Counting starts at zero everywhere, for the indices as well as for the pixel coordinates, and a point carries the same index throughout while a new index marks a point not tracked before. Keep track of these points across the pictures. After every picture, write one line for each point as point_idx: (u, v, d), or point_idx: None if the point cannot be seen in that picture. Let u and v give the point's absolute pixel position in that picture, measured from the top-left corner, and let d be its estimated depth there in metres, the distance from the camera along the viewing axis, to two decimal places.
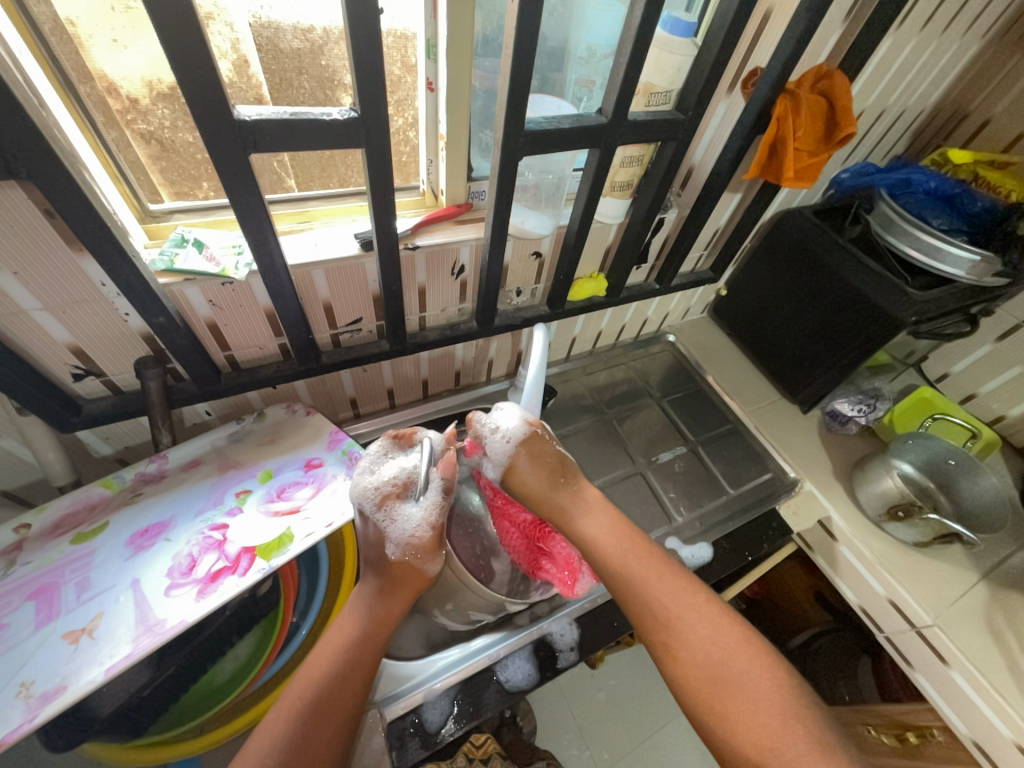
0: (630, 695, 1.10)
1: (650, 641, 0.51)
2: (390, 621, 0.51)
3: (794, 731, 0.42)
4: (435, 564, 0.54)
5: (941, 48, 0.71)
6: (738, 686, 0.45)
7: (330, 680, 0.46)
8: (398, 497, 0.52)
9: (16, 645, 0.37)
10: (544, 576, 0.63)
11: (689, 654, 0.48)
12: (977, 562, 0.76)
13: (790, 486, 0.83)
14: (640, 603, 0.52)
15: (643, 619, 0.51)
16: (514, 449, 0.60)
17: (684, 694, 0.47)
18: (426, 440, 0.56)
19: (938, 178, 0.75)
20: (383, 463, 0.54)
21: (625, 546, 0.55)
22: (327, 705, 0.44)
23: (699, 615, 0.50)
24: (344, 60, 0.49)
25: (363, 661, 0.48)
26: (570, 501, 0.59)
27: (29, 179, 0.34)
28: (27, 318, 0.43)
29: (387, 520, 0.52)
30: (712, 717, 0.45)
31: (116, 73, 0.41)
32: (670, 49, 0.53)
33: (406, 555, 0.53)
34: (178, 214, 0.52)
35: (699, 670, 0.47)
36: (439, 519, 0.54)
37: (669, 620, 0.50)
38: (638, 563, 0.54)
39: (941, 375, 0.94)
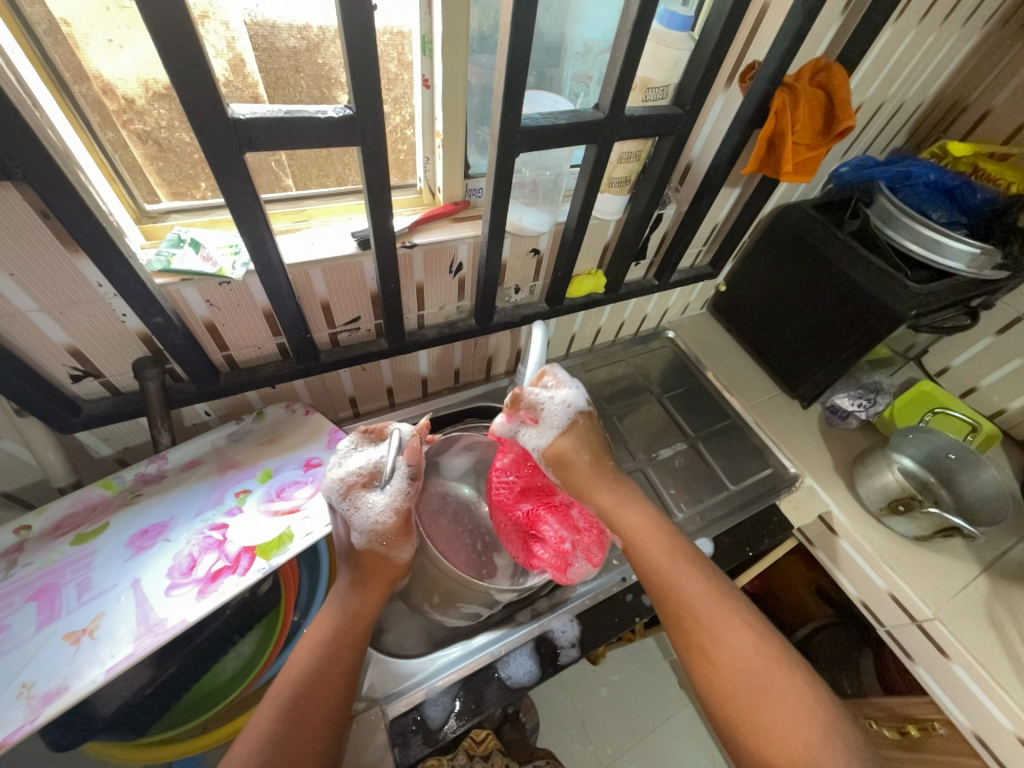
0: (632, 691, 1.10)
1: (687, 645, 0.50)
2: (364, 615, 0.51)
3: (833, 748, 0.42)
4: (406, 551, 0.54)
5: (940, 39, 0.70)
6: (777, 696, 0.45)
7: (308, 678, 0.45)
8: (363, 486, 0.51)
9: (18, 645, 0.37)
10: (537, 564, 0.61)
11: (728, 660, 0.48)
12: (978, 556, 0.76)
13: (791, 481, 0.83)
14: (680, 605, 0.51)
15: (682, 623, 0.51)
16: (572, 416, 0.62)
17: (719, 701, 0.47)
18: (395, 428, 0.54)
19: (937, 171, 0.74)
20: (350, 455, 0.53)
21: (670, 547, 0.55)
22: (307, 703, 0.44)
23: (740, 623, 0.50)
24: (340, 58, 0.49)
25: (342, 657, 0.48)
26: (614, 483, 0.60)
27: (25, 180, 0.34)
28: (25, 319, 0.43)
29: (350, 510, 0.50)
30: (747, 724, 0.45)
31: (112, 73, 0.41)
32: (667, 44, 0.52)
33: (373, 543, 0.52)
34: (175, 214, 0.52)
35: (737, 677, 0.47)
36: (405, 504, 0.53)
37: (709, 624, 0.50)
38: (683, 567, 0.53)
39: (941, 369, 0.93)
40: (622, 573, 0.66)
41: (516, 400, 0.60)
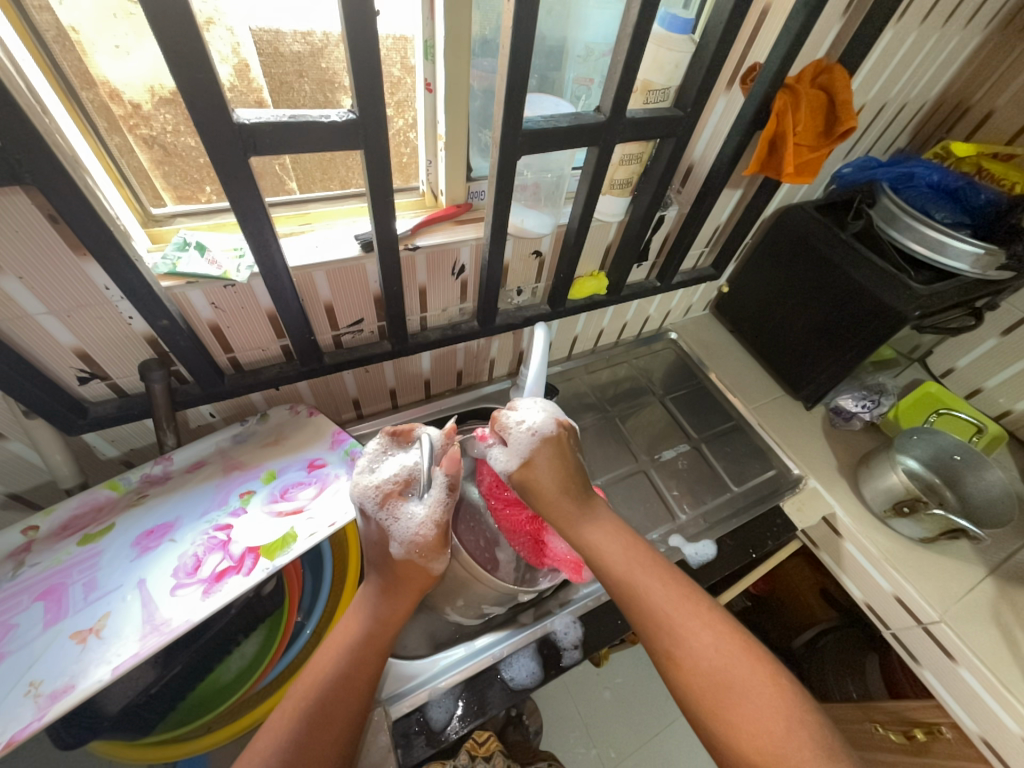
0: (637, 693, 1.10)
1: (653, 650, 0.49)
2: (394, 622, 0.50)
3: (799, 739, 0.41)
4: (441, 562, 0.52)
5: (943, 39, 0.70)
6: (741, 692, 0.44)
7: (333, 681, 0.45)
8: (400, 495, 0.51)
9: (25, 644, 0.38)
10: (549, 564, 0.63)
11: (692, 660, 0.46)
12: (984, 558, 0.75)
13: (794, 483, 0.83)
14: (641, 609, 0.50)
15: (646, 627, 0.50)
16: (537, 444, 0.58)
17: (689, 704, 0.46)
18: (425, 435, 0.55)
19: (940, 171, 0.74)
20: (383, 462, 0.53)
21: (629, 554, 0.54)
22: (329, 708, 0.44)
23: (702, 622, 0.49)
24: (343, 63, 0.49)
25: (367, 663, 0.47)
26: (579, 509, 0.57)
27: (34, 184, 0.34)
28: (33, 322, 0.43)
29: (389, 521, 0.50)
30: (716, 724, 0.44)
31: (119, 79, 0.42)
32: (668, 46, 0.52)
33: (412, 554, 0.51)
34: (181, 217, 0.52)
35: (703, 679, 0.45)
36: (443, 515, 0.52)
37: (673, 628, 0.48)
38: (644, 572, 0.52)
39: (946, 370, 0.93)
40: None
41: (494, 418, 0.61)
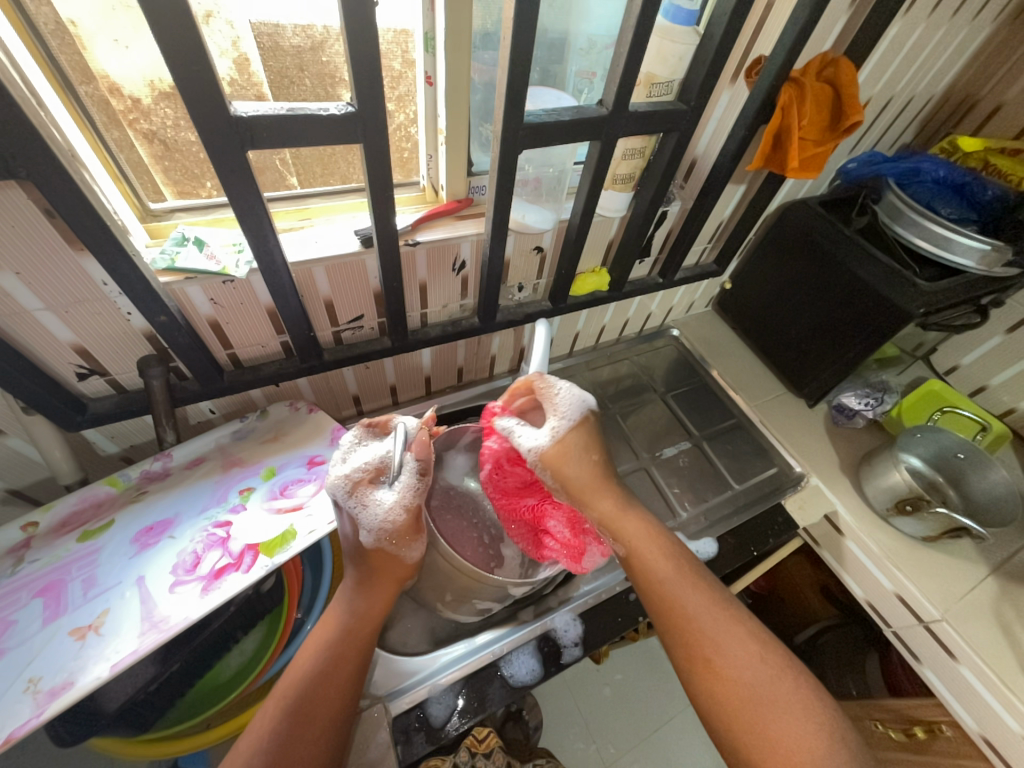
0: (636, 690, 1.10)
1: (689, 656, 0.48)
2: (371, 616, 0.50)
3: (840, 754, 0.41)
4: (415, 549, 0.53)
5: (951, 31, 0.69)
6: (783, 705, 0.44)
7: (312, 679, 0.45)
8: (370, 482, 0.50)
9: (25, 640, 0.38)
10: (550, 557, 0.62)
11: (734, 670, 0.46)
12: (986, 557, 0.75)
13: (796, 481, 0.82)
14: (680, 614, 0.50)
15: (683, 632, 0.49)
16: (585, 409, 0.58)
17: (723, 712, 0.45)
18: (400, 423, 0.53)
19: (947, 167, 0.74)
20: (355, 450, 0.52)
21: (672, 557, 0.54)
22: (310, 706, 0.44)
23: (743, 632, 0.48)
24: (343, 56, 0.49)
25: (347, 658, 0.47)
26: (617, 494, 0.57)
27: (29, 179, 0.34)
28: (30, 318, 0.43)
29: (360, 509, 0.49)
30: (754, 734, 0.43)
31: (118, 74, 0.41)
32: (671, 38, 0.51)
33: (382, 542, 0.50)
34: (179, 212, 0.52)
35: (743, 689, 0.45)
36: (415, 501, 0.51)
37: (715, 635, 0.48)
38: (684, 577, 0.52)
39: (950, 368, 0.92)
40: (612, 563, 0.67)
41: (533, 383, 0.59)
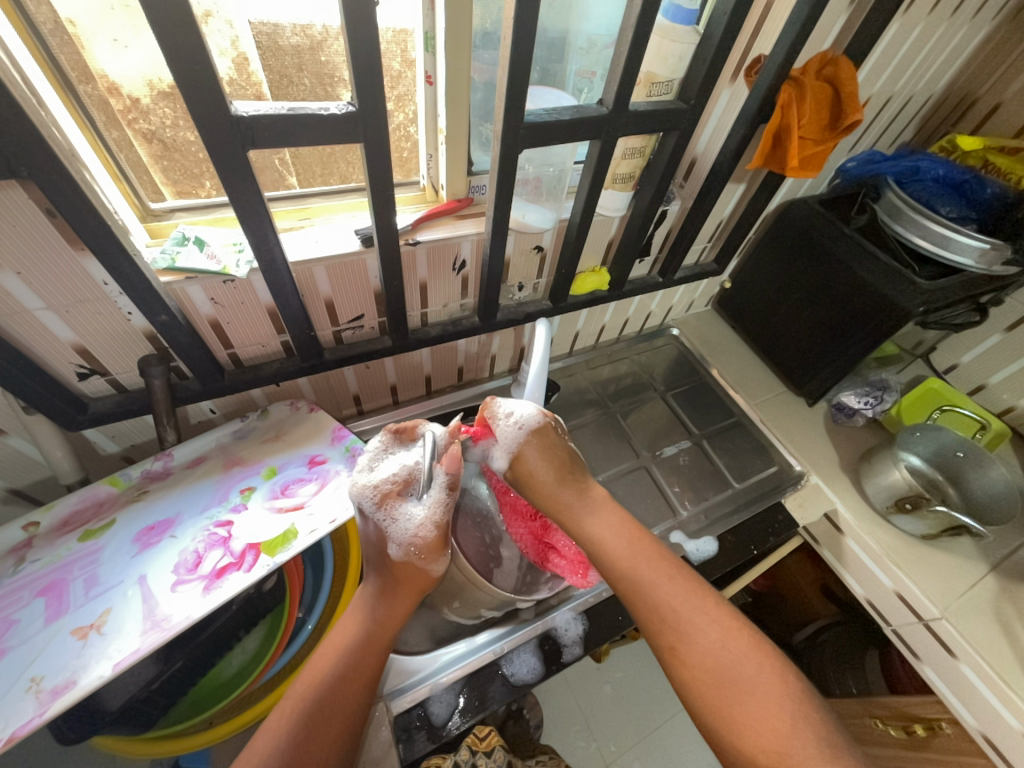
0: (636, 688, 1.10)
1: (656, 645, 0.49)
2: (392, 623, 0.50)
3: (803, 736, 0.41)
4: (441, 564, 0.53)
5: (950, 30, 0.69)
6: (748, 689, 0.44)
7: (331, 683, 0.45)
8: (398, 495, 0.50)
9: (27, 640, 0.38)
10: (553, 569, 0.63)
11: (698, 657, 0.46)
12: (986, 555, 0.75)
13: (796, 479, 0.82)
14: (642, 603, 0.50)
15: (650, 621, 0.49)
16: (525, 436, 0.57)
17: (690, 698, 0.46)
18: (429, 433, 0.53)
19: (945, 165, 0.74)
20: (383, 461, 0.52)
21: (634, 546, 0.53)
22: (327, 708, 0.44)
23: (706, 617, 0.48)
24: (342, 56, 0.49)
25: (365, 663, 0.47)
26: (577, 498, 0.56)
27: (30, 178, 0.34)
28: (32, 317, 0.43)
29: (391, 523, 0.50)
30: (720, 721, 0.44)
31: (118, 73, 0.41)
32: (672, 38, 0.52)
33: (410, 555, 0.51)
34: (180, 211, 0.52)
35: (708, 677, 0.45)
36: (443, 516, 0.52)
37: (678, 624, 0.48)
38: (648, 566, 0.51)
39: (949, 366, 0.92)
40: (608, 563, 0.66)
41: (482, 411, 0.58)
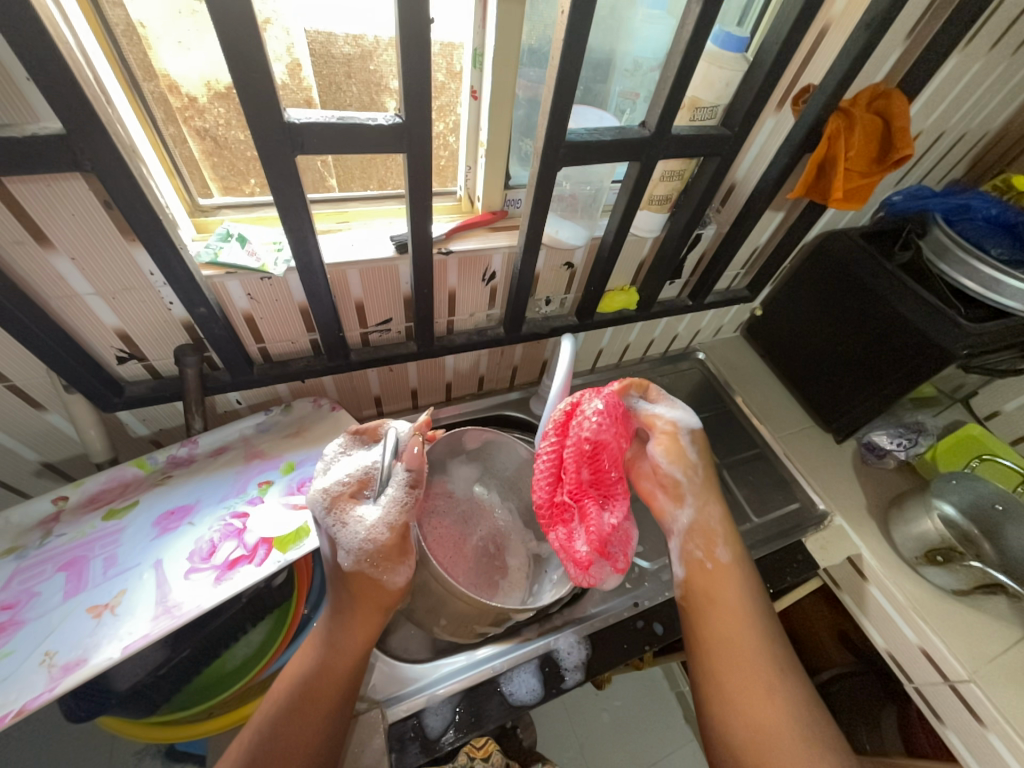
0: (635, 719, 1.07)
1: (740, 679, 0.50)
2: (347, 647, 0.47)
3: None
4: (398, 575, 0.49)
5: (1011, 68, 0.67)
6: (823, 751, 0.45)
7: (282, 713, 0.44)
8: (352, 497, 0.47)
9: (45, 613, 0.39)
10: (559, 539, 0.51)
11: (761, 660, 0.51)
12: (1022, 618, 0.70)
13: (819, 520, 0.79)
14: (722, 601, 0.55)
15: (741, 655, 0.51)
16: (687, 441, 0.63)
17: (760, 738, 0.47)
18: (390, 430, 0.50)
19: (999, 205, 0.70)
20: (339, 462, 0.49)
21: (747, 589, 0.56)
22: (279, 740, 0.43)
23: (775, 634, 0.54)
24: (391, 66, 0.50)
25: (317, 692, 0.45)
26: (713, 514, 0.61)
27: (92, 171, 0.35)
28: (81, 301, 0.45)
29: (340, 527, 0.45)
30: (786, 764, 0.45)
31: (177, 73, 0.44)
32: (720, 64, 0.51)
33: (362, 565, 0.47)
34: (226, 209, 0.54)
35: (788, 723, 0.47)
36: (401, 519, 0.47)
37: (771, 666, 0.51)
38: (755, 610, 0.55)
39: (990, 413, 0.88)
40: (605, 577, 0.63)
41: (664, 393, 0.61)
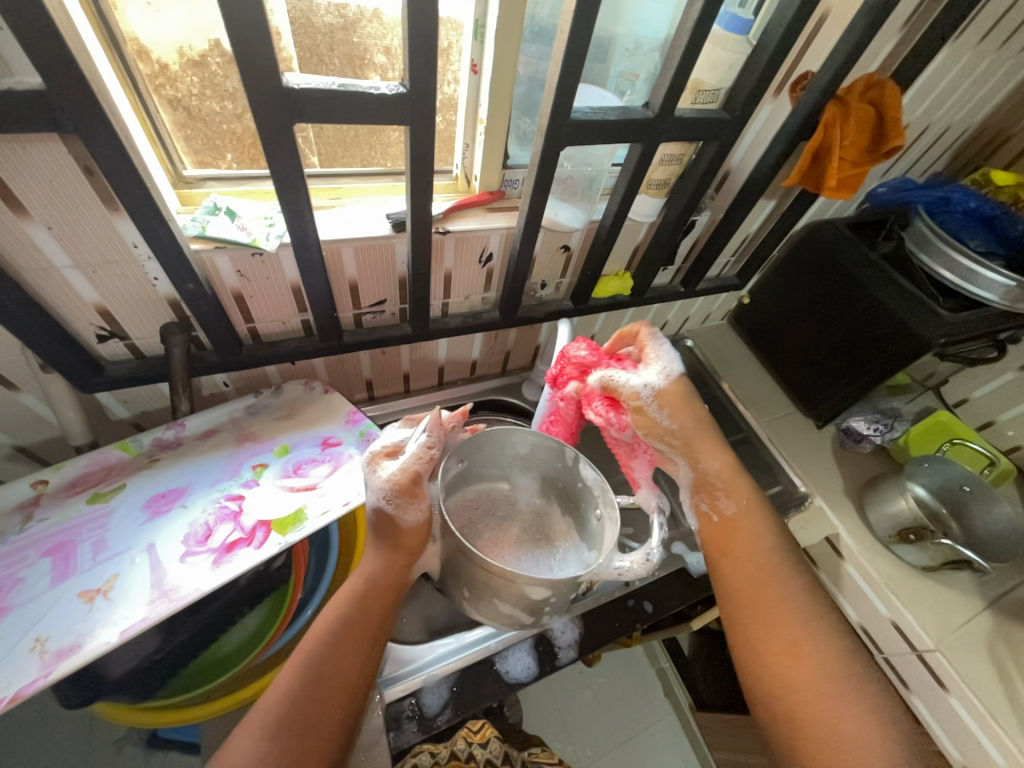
0: (616, 694, 1.11)
1: (768, 636, 0.45)
2: (390, 580, 0.47)
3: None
4: (416, 514, 0.47)
5: (996, 63, 0.69)
6: (868, 706, 0.41)
7: (330, 642, 0.43)
8: (384, 456, 0.50)
9: (32, 599, 0.37)
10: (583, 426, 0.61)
11: (819, 662, 0.43)
12: (983, 591, 0.75)
13: (800, 501, 0.80)
14: (762, 594, 0.48)
15: (767, 607, 0.47)
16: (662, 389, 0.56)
17: (798, 695, 0.42)
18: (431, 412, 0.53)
19: (977, 199, 0.73)
20: (388, 430, 0.53)
21: (775, 541, 0.51)
22: (329, 670, 0.42)
23: (838, 641, 0.45)
24: (375, 38, 0.48)
25: (364, 625, 0.45)
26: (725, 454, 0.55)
27: (74, 132, 0.33)
28: (58, 274, 0.43)
29: (366, 478, 0.48)
30: (829, 721, 0.40)
31: (147, 37, 0.41)
32: (724, 46, 0.51)
33: (381, 506, 0.47)
34: (213, 180, 0.52)
35: (827, 679, 0.42)
36: (416, 469, 0.48)
37: (800, 616, 0.46)
38: (784, 562, 0.50)
39: (960, 400, 0.93)
40: (646, 552, 0.49)
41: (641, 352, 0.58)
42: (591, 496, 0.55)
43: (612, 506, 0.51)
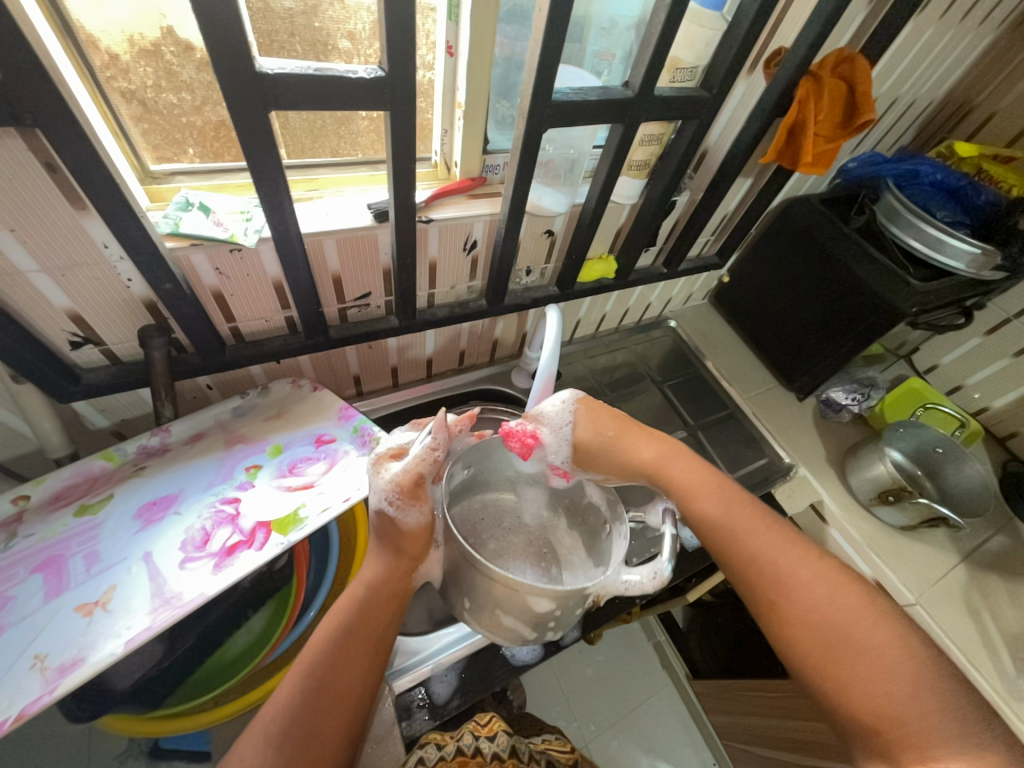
0: (616, 670, 1.14)
1: (754, 601, 0.48)
2: (387, 578, 0.47)
3: (925, 702, 0.38)
4: (416, 516, 0.47)
5: (958, 37, 0.71)
6: (859, 649, 0.41)
7: (331, 647, 0.43)
8: (389, 457, 0.50)
9: (25, 617, 0.36)
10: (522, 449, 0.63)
11: (801, 615, 0.44)
12: (958, 545, 0.79)
13: (785, 471, 0.85)
14: (757, 566, 0.48)
15: (749, 576, 0.49)
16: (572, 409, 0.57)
17: (790, 652, 0.44)
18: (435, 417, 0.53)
19: (943, 171, 0.76)
20: (394, 433, 0.53)
21: (751, 514, 0.52)
22: (332, 670, 0.42)
23: (823, 590, 0.45)
24: (338, 21, 0.46)
25: (365, 627, 0.44)
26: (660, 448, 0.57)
27: (35, 126, 0.31)
28: (24, 280, 0.41)
29: (370, 478, 0.48)
30: (825, 676, 0.42)
31: (95, 25, 0.38)
32: (700, 23, 0.51)
33: (383, 507, 0.47)
34: (181, 175, 0.49)
35: (813, 632, 0.43)
36: (420, 469, 0.48)
37: (778, 578, 0.47)
38: (762, 528, 0.50)
39: (930, 367, 0.97)
40: (655, 566, 0.47)
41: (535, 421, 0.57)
42: (601, 514, 0.57)
43: (622, 523, 0.53)
